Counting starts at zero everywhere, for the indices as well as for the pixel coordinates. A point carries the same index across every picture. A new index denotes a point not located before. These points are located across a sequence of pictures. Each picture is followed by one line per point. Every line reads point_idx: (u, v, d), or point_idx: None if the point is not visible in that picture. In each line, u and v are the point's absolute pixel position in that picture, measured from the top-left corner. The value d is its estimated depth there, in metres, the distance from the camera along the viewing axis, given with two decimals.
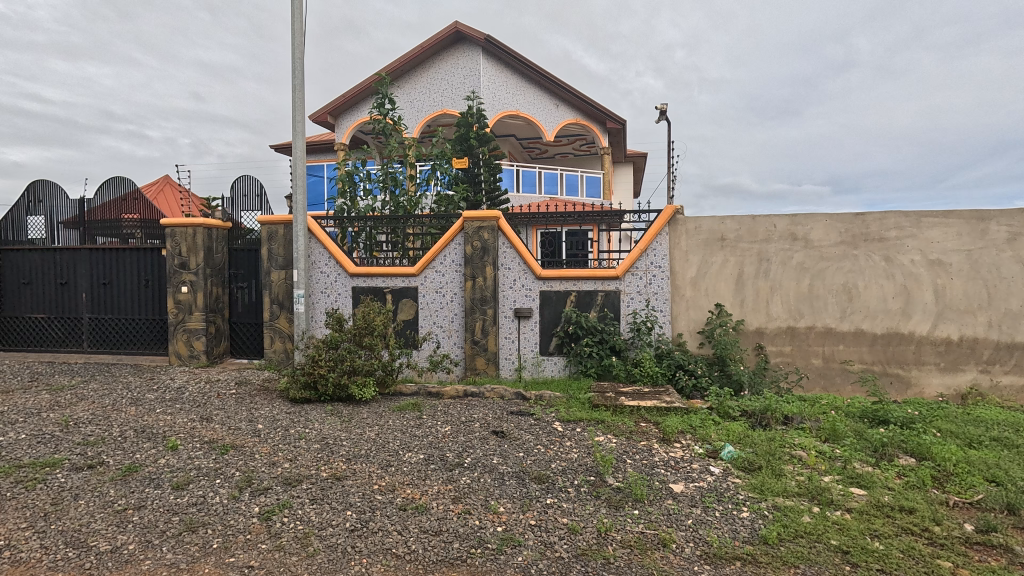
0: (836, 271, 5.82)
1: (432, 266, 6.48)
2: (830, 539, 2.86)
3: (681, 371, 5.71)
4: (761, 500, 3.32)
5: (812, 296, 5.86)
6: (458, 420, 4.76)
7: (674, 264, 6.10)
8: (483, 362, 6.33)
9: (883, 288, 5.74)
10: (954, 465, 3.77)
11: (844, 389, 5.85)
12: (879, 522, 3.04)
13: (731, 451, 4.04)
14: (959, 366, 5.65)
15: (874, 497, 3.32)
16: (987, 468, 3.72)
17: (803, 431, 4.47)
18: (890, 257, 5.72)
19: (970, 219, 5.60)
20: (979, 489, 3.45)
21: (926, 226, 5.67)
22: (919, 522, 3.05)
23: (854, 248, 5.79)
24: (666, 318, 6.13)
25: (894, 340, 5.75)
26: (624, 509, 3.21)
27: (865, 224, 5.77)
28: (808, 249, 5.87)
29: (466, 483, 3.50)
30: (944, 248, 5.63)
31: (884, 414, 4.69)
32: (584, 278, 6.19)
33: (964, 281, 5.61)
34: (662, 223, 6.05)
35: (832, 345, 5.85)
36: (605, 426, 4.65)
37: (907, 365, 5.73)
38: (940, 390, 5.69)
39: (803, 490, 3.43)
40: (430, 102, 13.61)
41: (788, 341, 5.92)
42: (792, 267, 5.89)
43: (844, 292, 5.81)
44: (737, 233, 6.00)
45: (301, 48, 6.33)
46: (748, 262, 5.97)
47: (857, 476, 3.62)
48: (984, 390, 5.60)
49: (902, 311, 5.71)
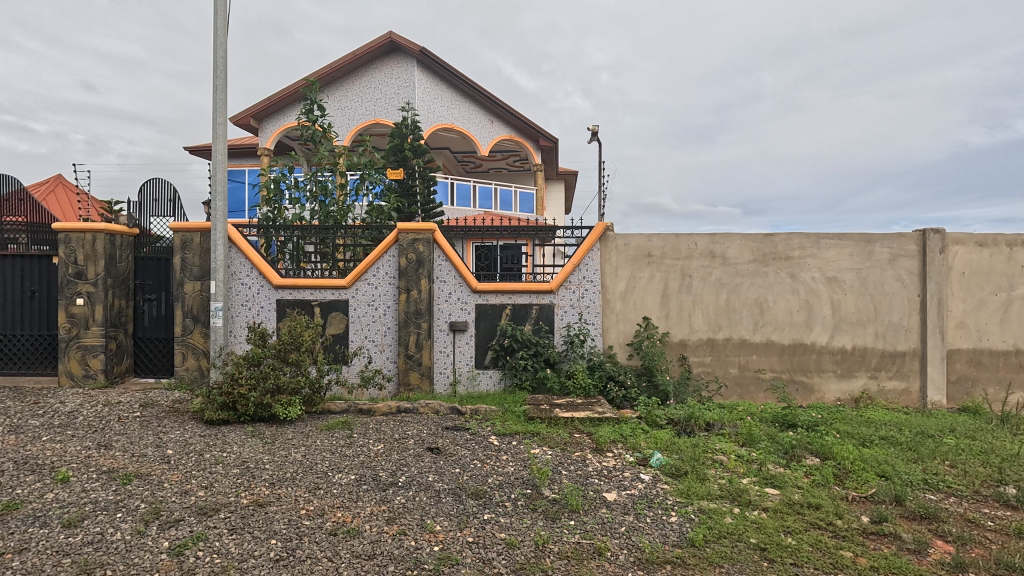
0: (750, 286, 6.30)
1: (364, 279, 6.29)
2: (749, 538, 3.06)
3: (611, 382, 5.91)
4: (688, 505, 3.49)
5: (729, 310, 6.30)
6: (391, 438, 4.61)
7: (604, 279, 6.34)
8: (417, 377, 6.19)
9: (789, 303, 6.28)
10: (852, 463, 4.16)
11: (757, 396, 6.29)
12: (790, 519, 3.29)
13: (660, 458, 4.23)
14: (853, 373, 6.28)
15: (786, 496, 3.60)
16: (878, 464, 4.15)
17: (723, 436, 4.77)
18: (794, 274, 6.29)
19: (860, 241, 6.28)
20: (872, 484, 3.84)
21: (824, 247, 6.29)
22: (825, 517, 3.33)
23: (765, 266, 6.30)
24: (598, 331, 6.33)
25: (799, 350, 6.29)
26: (560, 520, 3.25)
27: (773, 244, 6.31)
28: (725, 266, 6.32)
29: (401, 502, 3.39)
30: (839, 267, 6.28)
31: (792, 419, 5.11)
32: (520, 291, 6.27)
33: (855, 296, 6.26)
34: (593, 239, 6.27)
35: (746, 355, 6.30)
36: (539, 439, 4.70)
37: (810, 373, 6.29)
38: (837, 395, 6.28)
39: (725, 492, 3.65)
40: (362, 110, 13.29)
41: (709, 351, 6.31)
42: (712, 282, 6.31)
43: (756, 306, 6.29)
44: (662, 249, 6.34)
45: (223, 47, 5.98)
46: (672, 277, 6.32)
47: (771, 477, 3.90)
48: (873, 395, 6.26)
49: (805, 323, 6.28)
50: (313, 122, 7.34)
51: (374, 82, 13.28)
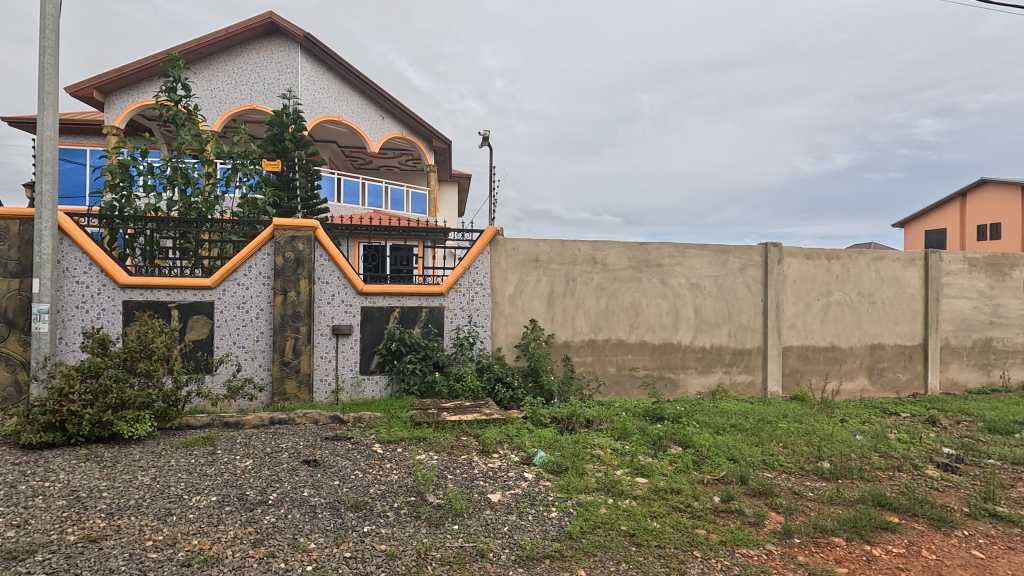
0: (626, 291, 6.79)
1: (232, 278, 5.71)
2: (621, 526, 3.28)
3: (499, 384, 6.01)
4: (568, 499, 3.66)
5: (608, 312, 6.73)
6: (261, 452, 4.23)
7: (494, 282, 6.43)
8: (294, 386, 5.77)
9: (659, 306, 6.88)
10: (708, 449, 4.67)
11: (632, 392, 6.80)
12: (656, 504, 3.60)
13: (543, 456, 4.38)
14: (710, 369, 7.05)
15: (653, 483, 3.93)
16: (728, 449, 4.70)
17: (600, 431, 5.08)
18: (664, 280, 6.91)
19: (717, 251, 7.08)
20: (723, 467, 4.33)
21: (688, 256, 6.99)
22: (685, 500, 3.69)
23: (639, 272, 6.84)
24: (486, 333, 6.39)
25: (667, 349, 6.91)
26: (443, 525, 3.22)
27: (647, 252, 6.88)
28: (605, 272, 6.74)
29: (270, 523, 3.12)
30: (700, 274, 7.02)
31: (660, 412, 5.60)
32: (408, 294, 6.13)
33: (713, 301, 7.05)
34: (483, 242, 6.34)
35: (623, 354, 6.77)
36: (425, 444, 4.62)
37: (677, 369, 6.95)
38: (698, 389, 7.01)
39: (600, 484, 3.88)
40: (236, 94, 12.10)
41: (590, 352, 6.68)
42: (593, 286, 6.70)
43: (632, 309, 6.80)
44: (548, 254, 6.60)
45: (55, 3, 5.08)
46: (558, 281, 6.61)
47: (641, 467, 4.24)
48: (726, 387, 7.08)
49: (672, 324, 6.92)
50: (175, 103, 6.50)
51: (251, 64, 12.18)
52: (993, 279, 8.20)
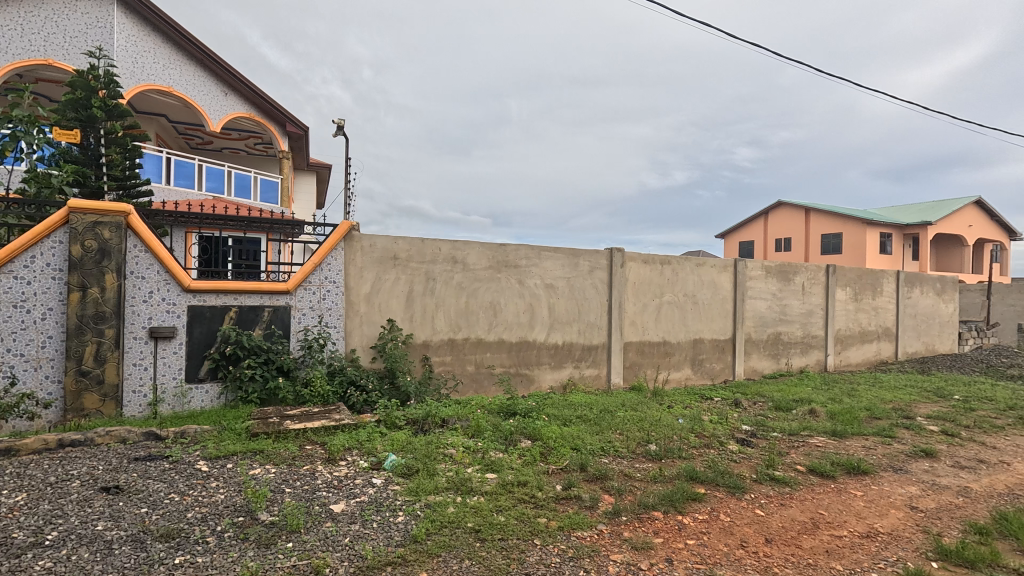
0: (485, 291, 6.92)
1: (6, 270, 4.66)
2: (467, 523, 3.32)
3: (352, 387, 5.72)
4: (416, 502, 3.60)
5: (468, 312, 6.79)
6: (41, 482, 3.48)
7: (348, 280, 6.10)
8: (95, 401, 4.86)
9: (516, 305, 7.13)
10: (554, 441, 4.96)
11: (488, 390, 6.95)
12: (503, 498, 3.71)
13: (394, 460, 4.26)
14: (562, 364, 7.51)
15: (501, 478, 4.05)
16: (573, 439, 5.04)
17: (455, 430, 5.11)
18: (521, 281, 7.19)
19: (569, 255, 7.57)
20: (567, 456, 4.64)
21: (544, 258, 7.37)
22: (530, 491, 3.86)
23: (498, 273, 7.02)
24: (339, 334, 6.04)
25: (523, 347, 7.20)
26: (275, 545, 2.95)
27: (505, 253, 7.09)
28: (465, 271, 6.80)
29: (44, 569, 2.57)
30: (554, 275, 7.45)
31: (513, 407, 5.82)
32: (248, 291, 5.52)
33: (565, 300, 7.51)
34: (337, 238, 5.97)
35: (481, 353, 6.89)
36: (262, 456, 4.21)
37: (531, 366, 7.27)
38: (551, 384, 7.42)
39: (450, 483, 3.90)
40: (22, 43, 9.82)
41: (449, 351, 6.68)
42: (453, 286, 6.71)
43: (490, 308, 6.95)
44: (408, 253, 6.46)
45: None
46: (417, 280, 6.50)
47: (491, 462, 4.35)
48: (576, 381, 7.60)
49: (528, 323, 7.23)
50: None
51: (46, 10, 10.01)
52: (782, 283, 9.98)
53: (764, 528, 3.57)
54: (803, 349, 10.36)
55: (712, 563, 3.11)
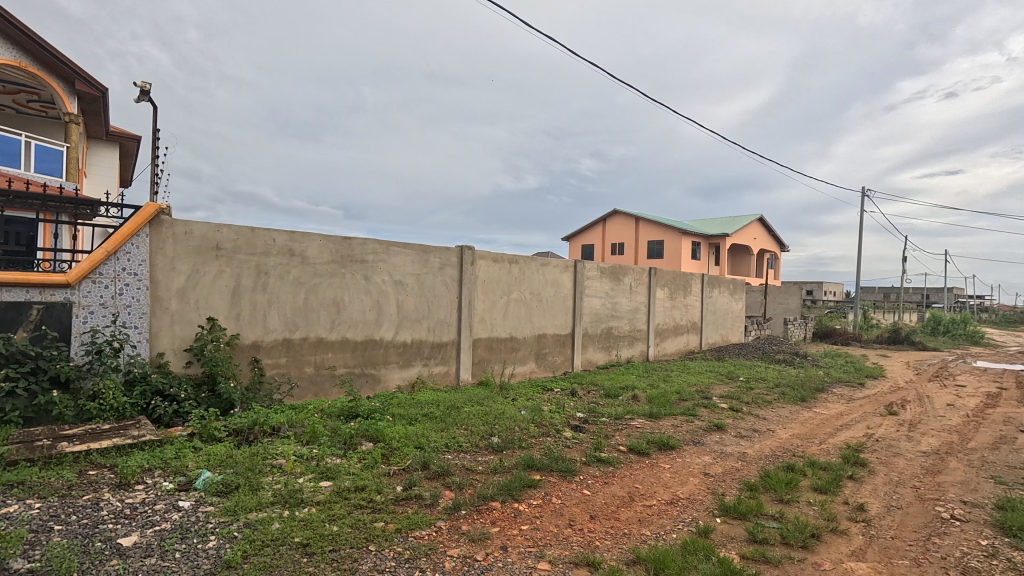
0: (327, 287, 6.46)
1: None
2: (294, 538, 3.05)
3: (158, 398, 4.90)
4: (233, 522, 3.20)
5: (306, 309, 6.26)
6: None
7: (155, 272, 5.21)
8: None
9: (362, 302, 6.79)
10: (397, 441, 4.83)
11: (330, 392, 6.48)
12: (337, 506, 3.49)
13: (208, 477, 3.74)
14: (410, 362, 7.37)
15: (336, 485, 3.81)
16: (416, 438, 4.97)
17: (286, 438, 4.68)
18: (368, 276, 6.87)
19: (419, 251, 7.46)
20: (409, 456, 4.56)
21: (392, 253, 7.15)
22: (368, 495, 3.70)
23: (341, 268, 6.61)
24: (142, 336, 5.12)
25: (369, 346, 6.88)
26: None
27: (350, 247, 6.71)
28: (304, 265, 6.26)
29: None
30: (403, 272, 7.27)
31: (355, 409, 5.54)
32: (7, 284, 4.40)
33: (415, 297, 7.38)
34: (141, 222, 5.05)
35: (322, 353, 6.40)
36: (22, 489, 3.37)
37: (378, 365, 6.99)
38: (398, 383, 7.22)
39: (277, 496, 3.55)
40: None
41: (283, 352, 6.08)
42: (289, 281, 6.12)
43: (333, 305, 6.50)
44: (234, 243, 5.73)
45: None
46: (245, 274, 5.80)
47: (326, 469, 4.07)
48: (424, 379, 7.51)
49: (375, 321, 6.94)
50: None
51: None
52: (614, 283, 11.10)
53: (589, 506, 3.91)
54: (630, 342, 11.65)
55: (543, 544, 3.30)
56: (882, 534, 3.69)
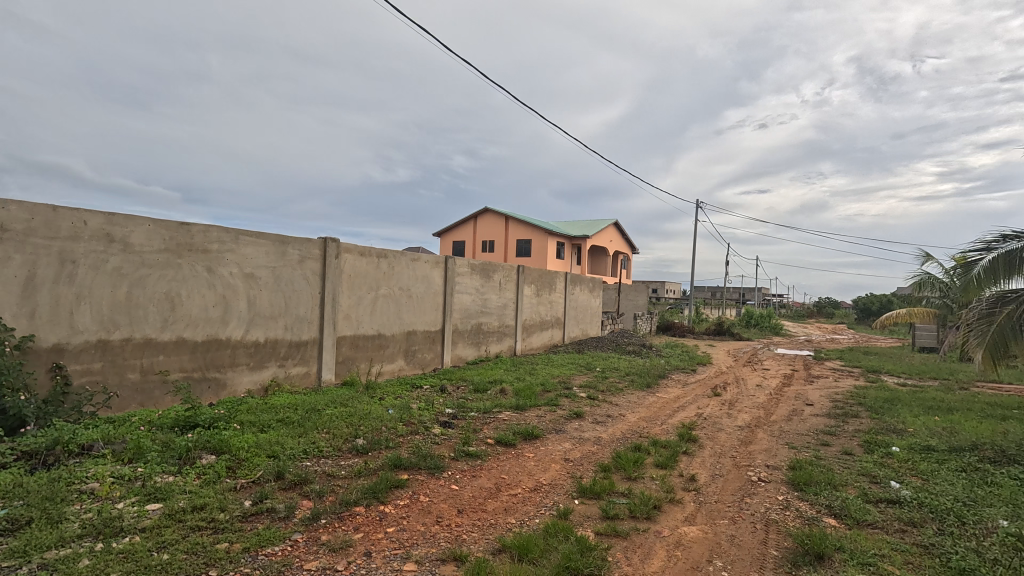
0: (159, 279, 5.56)
1: None
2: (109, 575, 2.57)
3: None
4: (21, 566, 2.60)
5: (130, 305, 5.32)
6: None
7: None
8: None
9: (204, 297, 5.98)
10: (246, 451, 4.36)
11: (162, 401, 5.58)
12: (168, 531, 3.03)
13: None
14: (263, 364, 6.70)
15: (168, 506, 3.31)
16: (269, 446, 4.52)
17: (100, 458, 3.94)
18: (211, 268, 6.08)
19: (275, 241, 6.81)
20: (260, 466, 4.14)
21: (242, 243, 6.42)
22: (207, 515, 3.28)
23: (177, 257, 5.75)
24: None
25: (212, 347, 6.09)
26: None
27: (189, 234, 5.87)
28: (128, 254, 5.30)
29: None
30: (255, 264, 6.58)
31: (194, 419, 4.87)
32: None
33: (269, 292, 6.72)
34: None
35: (151, 356, 5.49)
36: None
37: (223, 368, 6.21)
38: (248, 386, 6.51)
39: (86, 528, 2.96)
40: None
41: (98, 356, 5.08)
42: (106, 272, 5.14)
43: (166, 301, 5.62)
44: (26, 224, 4.62)
45: None
46: (44, 262, 4.73)
47: (154, 490, 3.51)
48: (280, 381, 6.88)
49: (220, 318, 6.16)
50: None
51: None
52: (484, 280, 11.29)
53: (456, 501, 3.92)
54: (499, 337, 11.96)
55: (409, 545, 3.23)
56: (708, 499, 4.28)
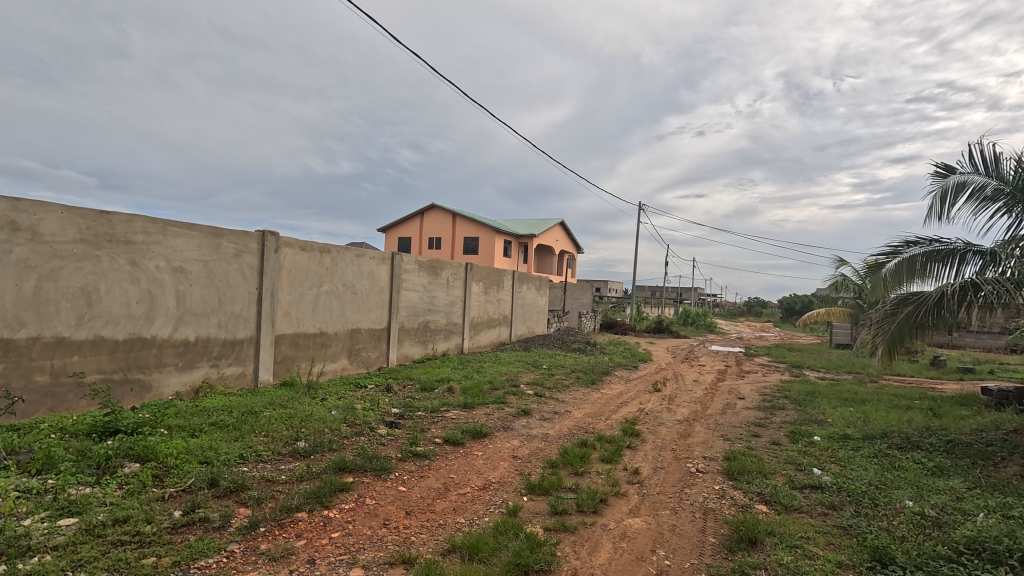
0: (73, 272, 5.08)
1: None
2: None
3: None
4: None
5: (39, 301, 4.82)
6: None
7: None
8: None
9: (126, 293, 5.52)
10: (174, 458, 4.07)
11: (76, 406, 5.10)
12: (86, 548, 2.78)
13: None
14: (194, 364, 6.27)
15: (84, 521, 3.03)
16: (201, 452, 4.25)
17: (2, 471, 3.54)
18: (135, 261, 5.63)
19: (208, 234, 6.40)
20: (191, 474, 3.88)
21: (171, 235, 5.98)
22: (131, 529, 3.03)
23: (95, 249, 5.27)
24: None
25: (135, 346, 5.64)
26: None
27: (110, 224, 5.40)
28: (36, 244, 4.80)
29: None
30: (186, 257, 6.15)
31: (115, 424, 4.49)
32: None
33: (201, 288, 6.31)
34: None
35: (62, 356, 5.00)
36: None
37: (147, 369, 5.77)
38: (176, 388, 6.08)
39: None
40: None
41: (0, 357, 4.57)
42: (10, 264, 4.64)
43: (82, 296, 5.14)
44: None
45: None
46: None
47: (69, 504, 3.21)
48: (212, 382, 6.47)
49: (145, 315, 5.71)
50: None
51: None
52: (431, 277, 11.14)
53: (404, 503, 3.85)
54: (446, 335, 11.84)
55: (355, 549, 3.14)
56: (652, 490, 4.45)
